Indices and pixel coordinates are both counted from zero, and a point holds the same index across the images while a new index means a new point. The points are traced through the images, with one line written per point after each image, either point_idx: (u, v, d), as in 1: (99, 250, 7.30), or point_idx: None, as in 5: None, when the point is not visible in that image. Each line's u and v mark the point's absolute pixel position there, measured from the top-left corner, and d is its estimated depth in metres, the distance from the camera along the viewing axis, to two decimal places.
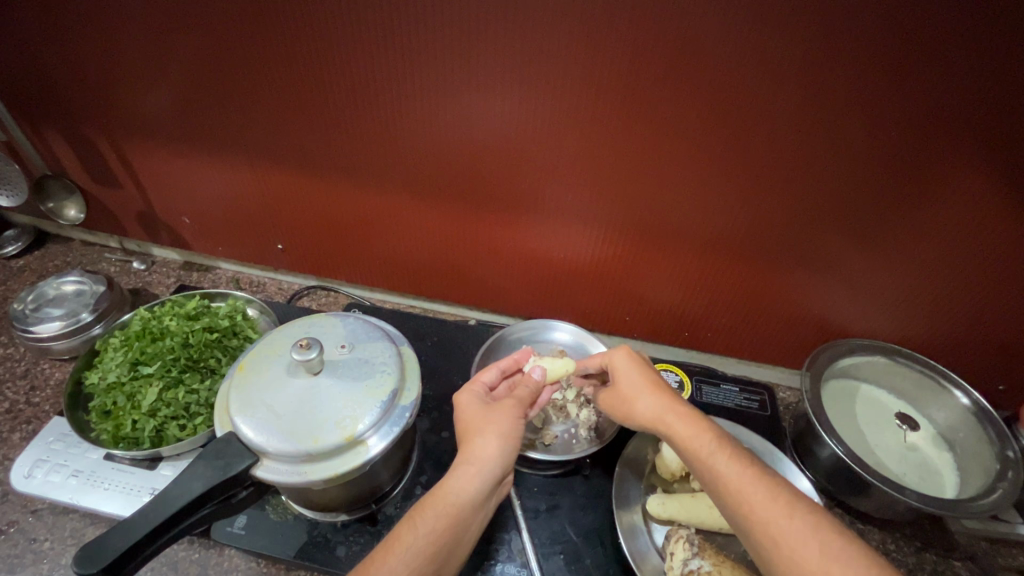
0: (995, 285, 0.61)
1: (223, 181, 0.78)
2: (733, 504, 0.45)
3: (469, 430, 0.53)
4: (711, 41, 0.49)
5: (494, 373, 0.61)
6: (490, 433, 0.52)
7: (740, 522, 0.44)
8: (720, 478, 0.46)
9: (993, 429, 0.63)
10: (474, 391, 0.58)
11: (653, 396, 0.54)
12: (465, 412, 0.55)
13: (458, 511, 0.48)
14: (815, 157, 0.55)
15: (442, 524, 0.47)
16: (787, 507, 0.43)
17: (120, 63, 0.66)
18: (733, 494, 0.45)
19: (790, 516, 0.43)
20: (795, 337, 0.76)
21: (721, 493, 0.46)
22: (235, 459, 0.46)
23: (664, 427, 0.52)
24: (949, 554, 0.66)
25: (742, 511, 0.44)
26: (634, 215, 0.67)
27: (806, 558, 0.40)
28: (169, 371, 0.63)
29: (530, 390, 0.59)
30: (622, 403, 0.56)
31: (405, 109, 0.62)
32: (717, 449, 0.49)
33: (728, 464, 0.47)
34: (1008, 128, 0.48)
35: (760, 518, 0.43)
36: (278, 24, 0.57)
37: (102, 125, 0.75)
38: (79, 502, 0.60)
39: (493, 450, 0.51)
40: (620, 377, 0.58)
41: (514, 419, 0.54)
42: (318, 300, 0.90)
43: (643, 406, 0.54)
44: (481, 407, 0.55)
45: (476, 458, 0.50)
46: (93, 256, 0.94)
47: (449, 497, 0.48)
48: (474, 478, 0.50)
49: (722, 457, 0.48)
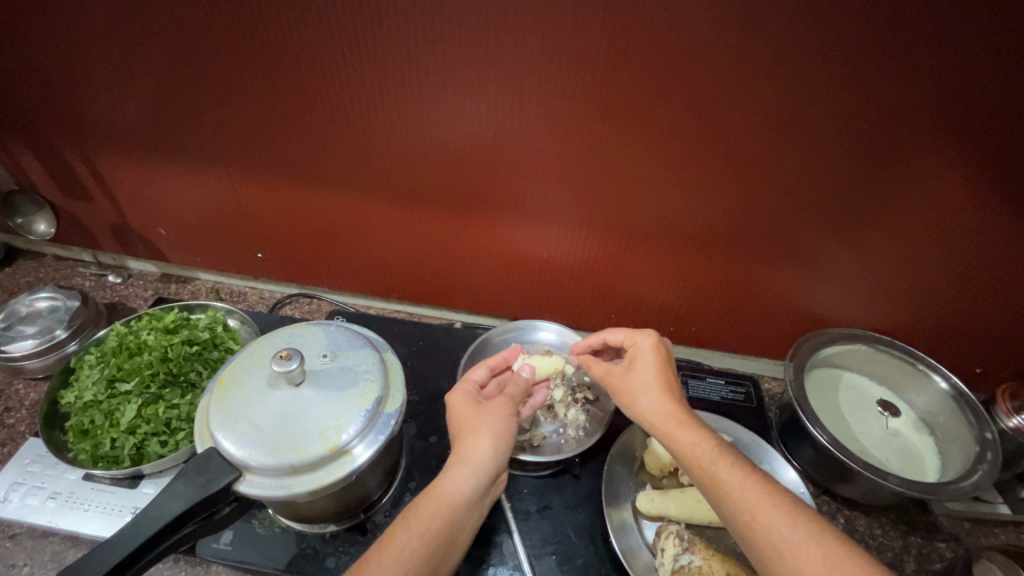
0: (967, 270, 0.62)
1: (199, 191, 0.77)
2: (733, 512, 0.45)
3: (461, 430, 0.53)
4: (683, 38, 0.50)
5: (483, 371, 0.61)
6: (484, 432, 0.52)
7: (741, 531, 0.44)
8: (721, 485, 0.46)
9: (971, 412, 0.64)
10: (465, 391, 0.58)
11: (663, 393, 0.54)
12: (456, 413, 0.55)
13: (454, 511, 0.48)
14: (790, 150, 0.56)
15: (436, 524, 0.47)
16: (778, 516, 0.43)
17: (85, 72, 0.64)
18: (733, 502, 0.45)
19: (783, 525, 0.42)
20: (777, 328, 0.76)
21: (722, 501, 0.45)
22: (216, 475, 0.45)
23: (668, 430, 0.51)
24: (933, 536, 0.67)
25: (745, 520, 0.44)
26: (614, 213, 0.67)
27: (808, 567, 0.40)
28: (148, 387, 0.62)
29: (521, 387, 0.59)
30: (632, 391, 0.55)
31: (381, 113, 0.61)
32: (720, 455, 0.48)
33: (731, 471, 0.46)
34: (974, 116, 0.49)
35: (762, 526, 0.43)
36: (249, 29, 0.56)
37: (70, 137, 0.73)
38: (58, 526, 0.58)
39: (486, 450, 0.51)
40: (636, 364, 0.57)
41: (506, 418, 0.54)
42: (301, 308, 0.89)
43: (652, 402, 0.53)
44: (473, 407, 0.55)
45: (469, 458, 0.50)
46: (67, 271, 0.91)
47: (443, 497, 0.48)
48: (468, 477, 0.50)
49: (726, 464, 0.47)
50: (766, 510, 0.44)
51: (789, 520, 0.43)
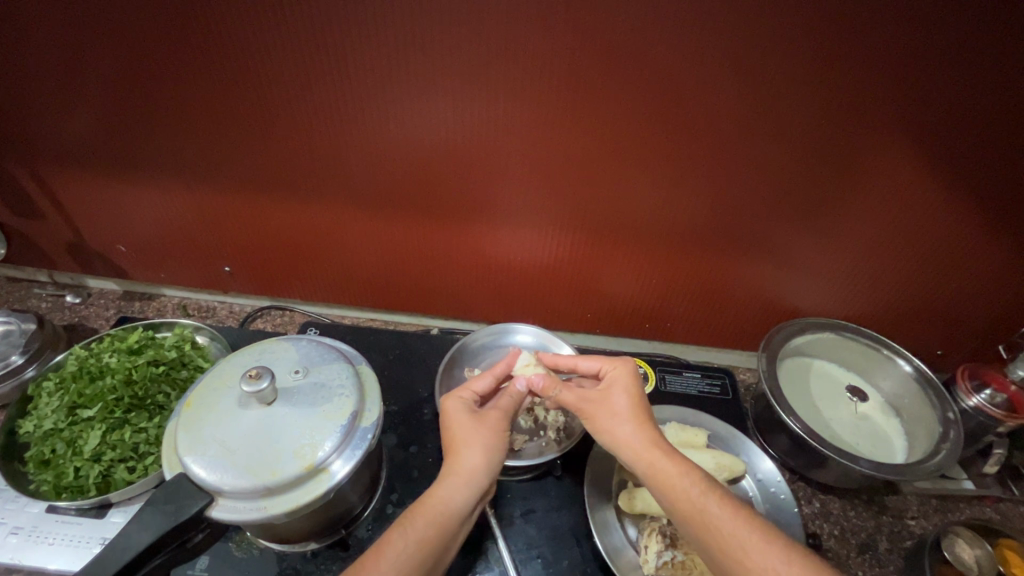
0: (924, 257, 0.64)
1: (159, 205, 0.74)
2: (725, 549, 0.45)
3: (454, 442, 0.53)
4: (644, 40, 0.50)
5: (486, 381, 0.60)
6: (477, 445, 0.52)
7: (728, 567, 0.45)
8: (710, 520, 0.47)
9: (934, 393, 0.67)
10: (462, 399, 0.57)
11: (642, 425, 0.54)
12: (452, 423, 0.55)
13: (447, 517, 0.48)
14: (752, 148, 0.57)
15: (432, 530, 0.47)
16: (772, 553, 0.44)
17: (31, 86, 0.61)
18: (722, 538, 0.45)
19: (778, 562, 0.43)
20: (750, 320, 0.78)
21: (711, 538, 0.46)
22: (187, 502, 0.43)
23: (650, 460, 0.51)
24: (904, 515, 0.69)
25: (736, 556, 0.44)
26: (586, 214, 0.67)
27: None
28: (112, 412, 0.60)
29: (513, 399, 0.58)
30: (608, 420, 0.55)
31: (346, 120, 0.60)
32: (707, 490, 0.49)
33: (721, 508, 0.47)
34: (921, 110, 0.51)
35: (757, 564, 0.43)
36: (205, 36, 0.54)
37: (17, 155, 0.69)
38: (22, 561, 0.56)
39: (479, 461, 0.52)
40: (612, 394, 0.57)
41: (501, 433, 0.54)
42: (273, 321, 0.87)
43: (634, 431, 0.54)
44: (468, 417, 0.55)
45: (463, 469, 0.51)
46: (21, 293, 0.87)
47: (437, 505, 0.49)
48: (462, 489, 0.50)
49: (714, 498, 0.48)
50: (759, 547, 0.44)
51: (782, 553, 0.44)
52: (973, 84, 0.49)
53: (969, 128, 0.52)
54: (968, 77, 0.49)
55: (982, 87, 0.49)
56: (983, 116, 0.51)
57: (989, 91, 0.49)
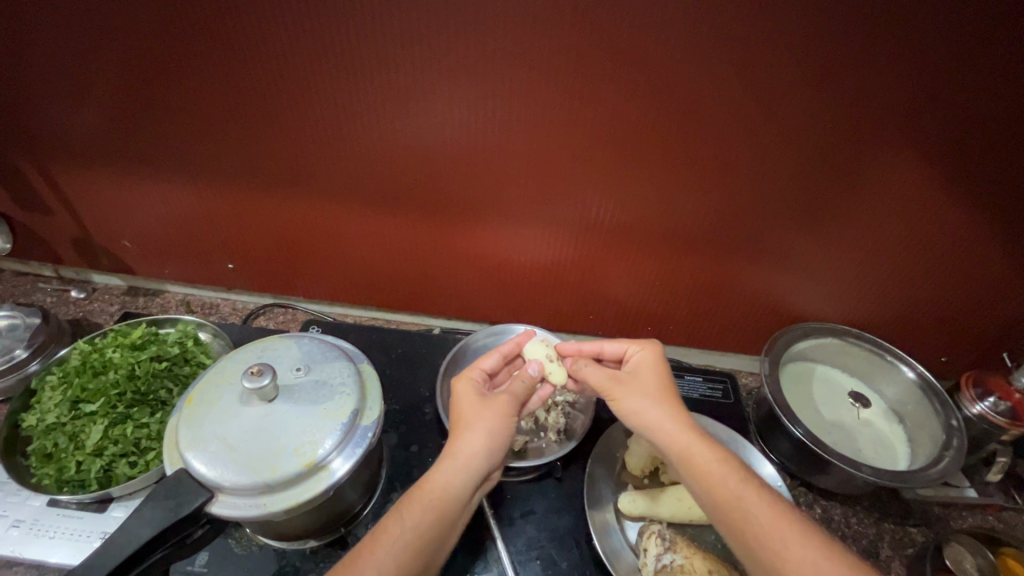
0: (928, 263, 0.64)
1: (163, 201, 0.74)
2: (764, 543, 0.45)
3: (459, 423, 0.53)
4: (649, 43, 0.50)
5: (495, 359, 0.61)
6: (480, 429, 0.52)
7: (764, 558, 0.44)
8: (747, 511, 0.46)
9: (936, 400, 0.66)
10: (472, 380, 0.58)
11: (672, 409, 0.54)
12: (460, 403, 0.55)
13: (446, 505, 0.48)
14: (756, 151, 0.57)
15: (429, 517, 0.47)
16: (814, 547, 0.44)
17: (39, 82, 0.62)
18: (761, 531, 0.45)
19: (820, 556, 0.43)
20: (753, 324, 0.78)
21: (748, 527, 0.46)
22: (187, 498, 0.44)
23: (683, 444, 0.51)
24: (905, 521, 0.69)
25: (775, 549, 0.44)
26: (590, 215, 0.67)
27: None
28: (115, 407, 0.60)
29: (524, 386, 0.57)
30: (632, 400, 0.55)
31: (350, 118, 0.60)
32: (741, 479, 0.49)
33: (759, 499, 0.47)
34: (924, 115, 0.51)
35: (795, 556, 0.43)
36: (211, 34, 0.55)
37: (24, 149, 0.70)
38: (23, 555, 0.56)
39: (480, 445, 0.51)
40: (641, 376, 0.57)
41: (505, 416, 0.53)
42: (276, 318, 0.87)
43: (666, 416, 0.53)
44: (477, 399, 0.54)
45: (462, 453, 0.50)
46: (26, 287, 0.87)
47: (435, 489, 0.48)
48: (460, 472, 0.50)
49: (751, 489, 0.48)
50: (799, 538, 0.45)
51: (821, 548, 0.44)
52: (978, 88, 0.49)
53: (973, 133, 0.51)
54: (971, 84, 0.48)
55: (988, 95, 0.49)
56: (988, 123, 0.50)
57: (993, 100, 0.49)
